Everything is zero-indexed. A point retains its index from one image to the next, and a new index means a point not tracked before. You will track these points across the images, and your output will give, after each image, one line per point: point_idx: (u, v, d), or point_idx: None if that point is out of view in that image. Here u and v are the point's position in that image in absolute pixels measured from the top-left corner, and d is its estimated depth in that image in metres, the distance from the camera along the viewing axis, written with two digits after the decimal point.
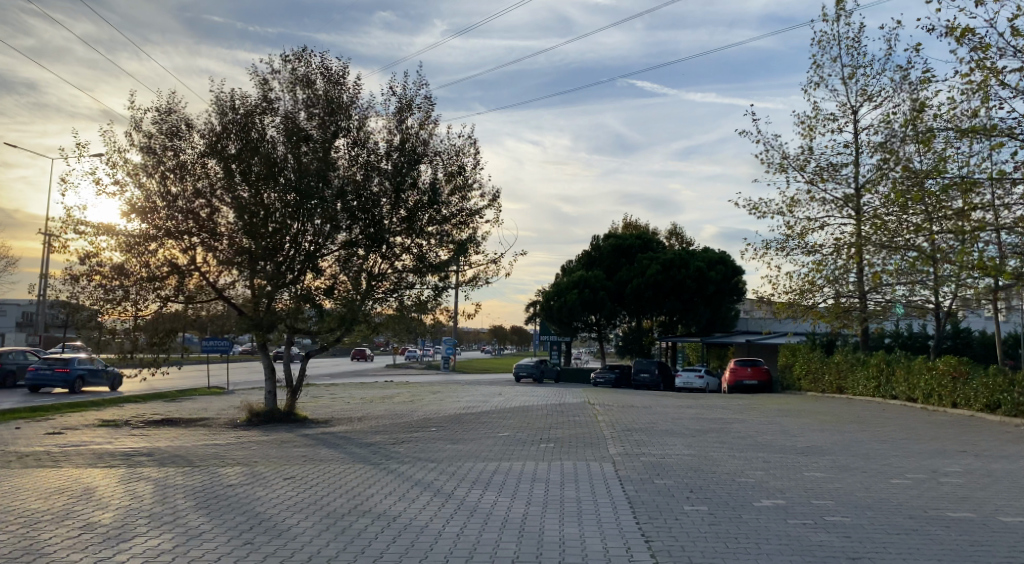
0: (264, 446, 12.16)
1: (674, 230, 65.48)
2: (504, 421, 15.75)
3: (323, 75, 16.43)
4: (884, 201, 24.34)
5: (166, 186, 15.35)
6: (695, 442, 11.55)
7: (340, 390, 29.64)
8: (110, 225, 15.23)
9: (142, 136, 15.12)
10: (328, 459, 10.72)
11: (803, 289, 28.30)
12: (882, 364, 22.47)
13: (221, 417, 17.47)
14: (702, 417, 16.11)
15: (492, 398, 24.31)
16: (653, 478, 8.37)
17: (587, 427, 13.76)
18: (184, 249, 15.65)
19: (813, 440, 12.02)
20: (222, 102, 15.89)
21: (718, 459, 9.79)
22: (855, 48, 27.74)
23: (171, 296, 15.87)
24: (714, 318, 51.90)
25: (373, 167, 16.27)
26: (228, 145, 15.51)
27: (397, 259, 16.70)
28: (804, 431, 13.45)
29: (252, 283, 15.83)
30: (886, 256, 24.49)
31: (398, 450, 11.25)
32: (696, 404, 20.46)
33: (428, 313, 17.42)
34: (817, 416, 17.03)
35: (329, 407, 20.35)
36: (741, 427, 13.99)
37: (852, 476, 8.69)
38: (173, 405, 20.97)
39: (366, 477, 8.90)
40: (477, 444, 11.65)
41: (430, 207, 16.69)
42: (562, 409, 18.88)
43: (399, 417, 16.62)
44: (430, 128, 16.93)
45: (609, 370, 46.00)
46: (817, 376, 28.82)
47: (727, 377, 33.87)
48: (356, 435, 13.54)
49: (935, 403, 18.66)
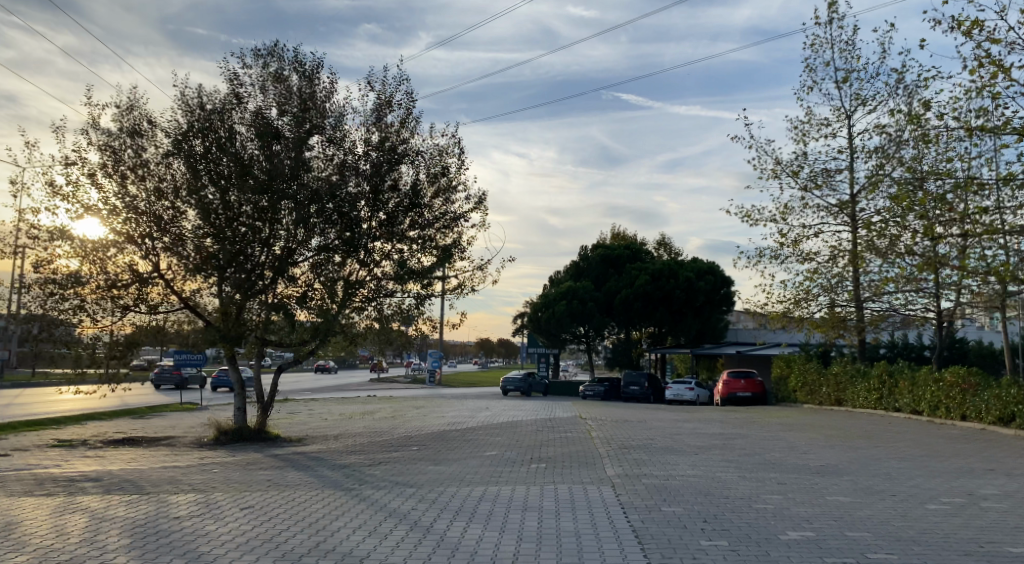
0: (228, 468, 11.08)
1: (662, 240, 64.93)
2: (491, 438, 14.75)
3: (297, 70, 15.48)
4: (882, 207, 23.72)
5: (126, 188, 14.29)
6: (700, 461, 10.59)
7: (320, 405, 28.53)
8: (65, 230, 14.11)
9: (100, 134, 14.06)
10: (296, 483, 9.65)
11: (798, 298, 27.60)
12: (884, 375, 21.71)
13: (187, 436, 16.28)
14: (703, 432, 15.19)
15: (480, 413, 23.25)
16: (660, 505, 7.36)
17: (580, 445, 12.76)
18: (146, 255, 14.56)
19: (826, 457, 11.10)
20: (188, 99, 14.90)
21: (729, 482, 8.84)
22: (848, 52, 27.35)
23: (131, 306, 14.75)
24: (704, 329, 51.19)
25: (350, 167, 15.24)
26: (193, 143, 14.49)
27: (377, 266, 15.65)
28: (813, 447, 12.52)
29: (221, 292, 14.78)
30: (885, 261, 23.79)
31: (374, 473, 10.20)
32: (693, 418, 19.58)
33: (410, 323, 16.39)
34: (822, 430, 16.14)
35: (307, 423, 19.23)
36: (745, 443, 13.10)
37: (881, 500, 7.75)
38: (140, 423, 19.75)
39: (334, 507, 7.83)
40: (462, 466, 10.64)
41: (411, 210, 15.74)
42: (552, 424, 17.90)
43: (379, 436, 15.54)
44: (412, 127, 16.03)
45: (598, 384, 44.97)
46: (814, 388, 28.06)
47: (721, 390, 33.05)
48: (330, 456, 12.45)
49: (942, 416, 17.87)
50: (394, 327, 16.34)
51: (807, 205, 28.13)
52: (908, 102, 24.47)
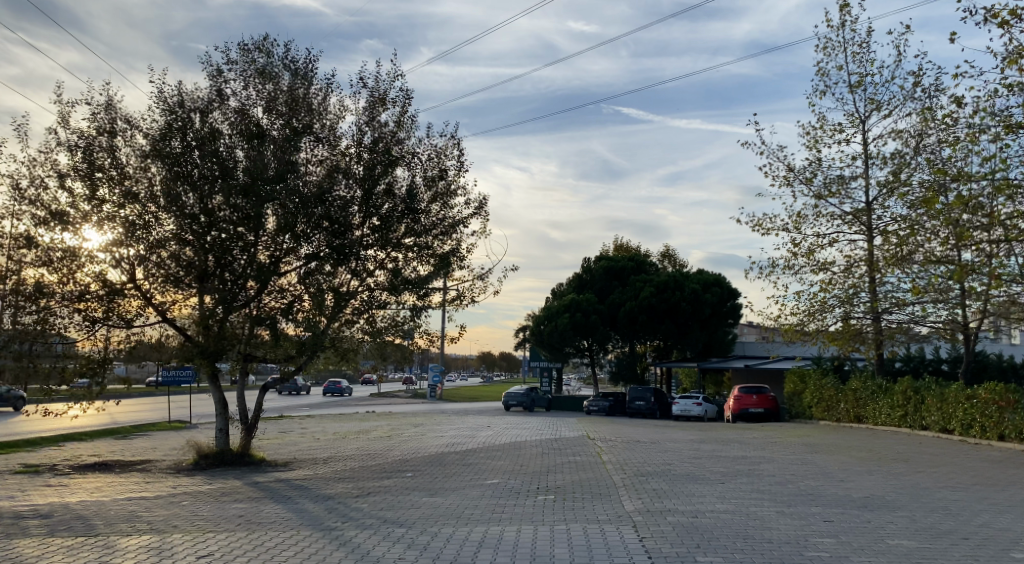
0: (199, 501, 9.89)
1: (667, 252, 64.07)
2: (493, 462, 13.57)
3: (286, 68, 14.40)
4: (905, 210, 22.64)
5: (96, 191, 13.08)
6: (728, 493, 9.39)
7: (313, 423, 27.26)
8: (31, 236, 12.91)
9: (70, 131, 12.86)
10: (270, 521, 8.43)
11: (813, 310, 26.48)
12: (908, 391, 20.55)
13: (164, 460, 15.03)
14: (722, 455, 14.01)
15: (481, 431, 22.03)
16: (695, 554, 6.15)
17: (591, 471, 11.55)
18: (118, 264, 13.35)
19: (867, 486, 9.91)
20: (166, 97, 13.75)
21: (769, 521, 7.66)
22: (862, 56, 26.48)
23: (100, 318, 13.51)
24: (710, 342, 50.05)
25: (341, 169, 14.14)
26: (172, 143, 13.37)
27: (370, 275, 14.45)
28: (849, 474, 11.32)
29: (200, 304, 13.62)
30: (908, 271, 22.66)
31: (361, 506, 9.03)
32: (708, 437, 18.41)
33: (405, 336, 15.19)
34: (851, 452, 14.93)
35: (296, 444, 18.04)
36: (772, 469, 11.93)
37: (954, 546, 6.52)
38: (121, 444, 18.53)
39: (308, 553, 6.62)
40: (460, 497, 9.45)
41: (407, 216, 14.61)
42: (558, 444, 16.71)
43: (372, 459, 14.36)
44: (407, 127, 14.96)
45: (603, 399, 43.72)
46: (830, 404, 26.88)
47: (731, 405, 31.83)
48: (315, 484, 11.26)
49: (976, 435, 16.68)
50: (389, 341, 15.15)
51: (820, 213, 27.15)
52: (928, 104, 23.51)
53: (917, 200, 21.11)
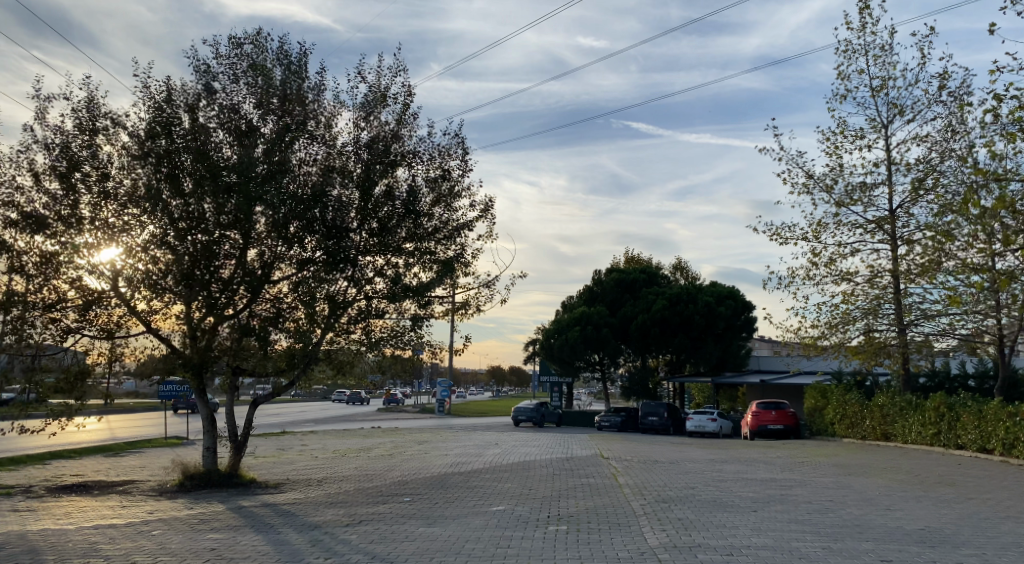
0: (172, 530, 8.89)
1: (679, 264, 63.04)
2: (501, 485, 12.53)
3: (279, 62, 13.52)
4: (936, 215, 21.52)
5: (74, 192, 12.21)
6: (764, 524, 8.31)
7: (314, 440, 26.25)
8: (4, 240, 12.09)
9: (46, 127, 12.00)
10: (244, 556, 7.40)
11: (835, 322, 25.33)
12: (941, 408, 19.36)
13: (148, 481, 14.04)
14: (748, 477, 12.92)
15: (488, 450, 20.95)
16: None
17: (607, 497, 10.48)
18: (97, 271, 12.42)
19: (919, 517, 8.83)
20: (152, 93, 12.85)
21: (818, 560, 6.60)
22: (884, 59, 25.57)
23: (76, 327, 12.63)
24: (725, 357, 48.75)
25: (338, 169, 13.28)
26: (157, 141, 12.52)
27: (368, 283, 13.42)
28: (894, 500, 10.19)
29: (184, 313, 12.72)
30: (939, 280, 21.52)
31: (349, 539, 7.99)
32: (730, 457, 17.23)
33: (406, 349, 14.17)
34: (888, 475, 13.77)
35: (291, 464, 17.04)
36: (806, 494, 10.84)
37: None
38: (109, 463, 17.59)
39: None
40: (461, 528, 8.43)
41: (407, 218, 13.65)
42: (571, 464, 15.65)
43: (370, 481, 13.32)
44: (408, 125, 14.09)
45: (615, 414, 42.53)
46: (854, 421, 25.70)
47: (749, 422, 30.59)
48: (302, 510, 10.25)
49: (1021, 456, 15.45)
50: (389, 353, 14.18)
51: (842, 222, 26.08)
52: (957, 106, 22.46)
53: (949, 204, 19.96)
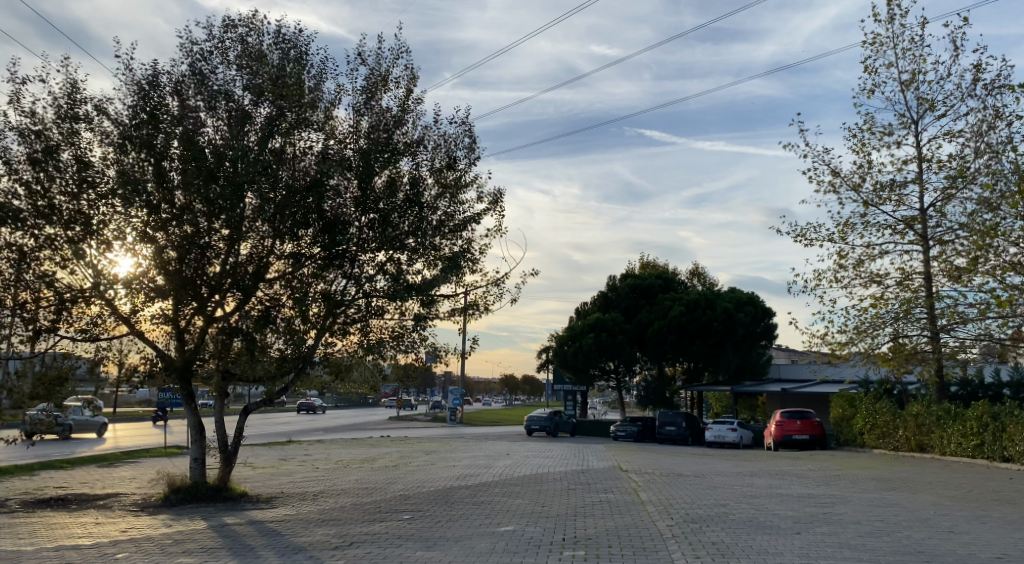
0: (139, 553, 7.87)
1: (696, 270, 61.76)
2: (511, 500, 11.48)
3: (276, 45, 12.62)
4: (974, 213, 20.25)
5: (51, 183, 11.37)
6: (811, 549, 7.20)
7: (319, 450, 25.27)
8: None
9: (21, 111, 11.16)
10: None
11: (863, 327, 24.05)
12: (985, 417, 18.13)
13: (133, 495, 13.10)
14: (782, 493, 11.76)
15: (498, 461, 19.83)
16: None
17: (630, 516, 9.40)
18: (75, 267, 11.54)
19: (992, 541, 7.68)
20: (137, 76, 11.94)
21: None
22: (913, 52, 24.43)
23: (52, 328, 11.77)
24: (743, 365, 47.37)
25: (335, 157, 12.31)
26: (141, 128, 11.64)
27: (368, 282, 12.44)
28: (954, 521, 9.02)
29: (170, 313, 11.80)
30: (978, 282, 20.22)
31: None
32: (759, 470, 16.04)
33: (408, 353, 13.23)
34: (935, 490, 12.57)
35: (290, 476, 16.04)
36: (851, 513, 9.68)
37: None
38: (101, 474, 16.69)
39: None
40: (463, 552, 7.39)
41: (410, 211, 12.70)
42: (587, 478, 14.53)
43: (369, 495, 12.28)
44: (411, 113, 13.14)
45: (631, 424, 41.33)
46: (886, 431, 24.43)
47: (772, 432, 29.30)
48: (290, 528, 9.21)
49: None
50: (390, 356, 13.21)
51: (870, 222, 24.88)
52: (995, 98, 21.24)
53: (989, 199, 18.71)
